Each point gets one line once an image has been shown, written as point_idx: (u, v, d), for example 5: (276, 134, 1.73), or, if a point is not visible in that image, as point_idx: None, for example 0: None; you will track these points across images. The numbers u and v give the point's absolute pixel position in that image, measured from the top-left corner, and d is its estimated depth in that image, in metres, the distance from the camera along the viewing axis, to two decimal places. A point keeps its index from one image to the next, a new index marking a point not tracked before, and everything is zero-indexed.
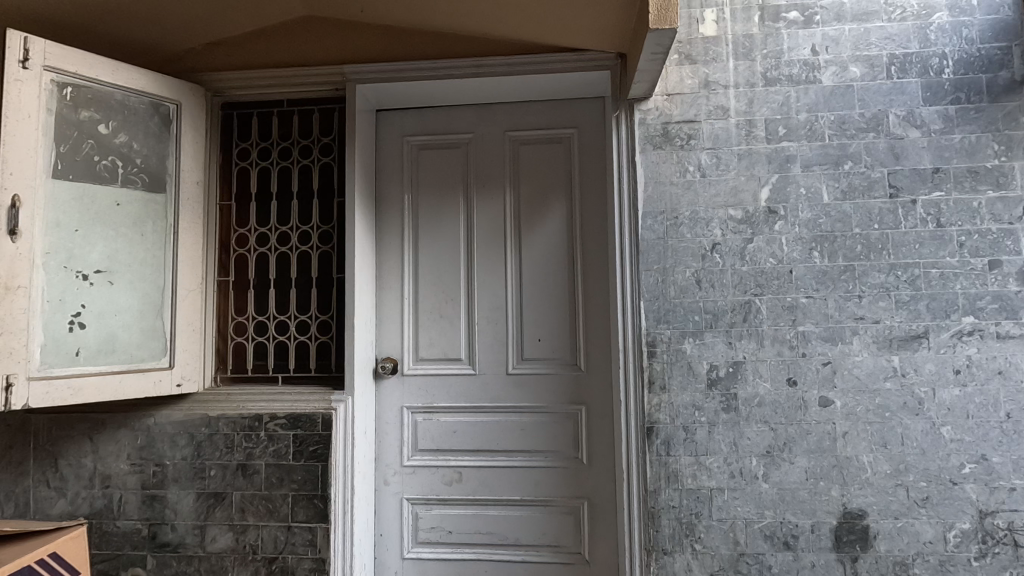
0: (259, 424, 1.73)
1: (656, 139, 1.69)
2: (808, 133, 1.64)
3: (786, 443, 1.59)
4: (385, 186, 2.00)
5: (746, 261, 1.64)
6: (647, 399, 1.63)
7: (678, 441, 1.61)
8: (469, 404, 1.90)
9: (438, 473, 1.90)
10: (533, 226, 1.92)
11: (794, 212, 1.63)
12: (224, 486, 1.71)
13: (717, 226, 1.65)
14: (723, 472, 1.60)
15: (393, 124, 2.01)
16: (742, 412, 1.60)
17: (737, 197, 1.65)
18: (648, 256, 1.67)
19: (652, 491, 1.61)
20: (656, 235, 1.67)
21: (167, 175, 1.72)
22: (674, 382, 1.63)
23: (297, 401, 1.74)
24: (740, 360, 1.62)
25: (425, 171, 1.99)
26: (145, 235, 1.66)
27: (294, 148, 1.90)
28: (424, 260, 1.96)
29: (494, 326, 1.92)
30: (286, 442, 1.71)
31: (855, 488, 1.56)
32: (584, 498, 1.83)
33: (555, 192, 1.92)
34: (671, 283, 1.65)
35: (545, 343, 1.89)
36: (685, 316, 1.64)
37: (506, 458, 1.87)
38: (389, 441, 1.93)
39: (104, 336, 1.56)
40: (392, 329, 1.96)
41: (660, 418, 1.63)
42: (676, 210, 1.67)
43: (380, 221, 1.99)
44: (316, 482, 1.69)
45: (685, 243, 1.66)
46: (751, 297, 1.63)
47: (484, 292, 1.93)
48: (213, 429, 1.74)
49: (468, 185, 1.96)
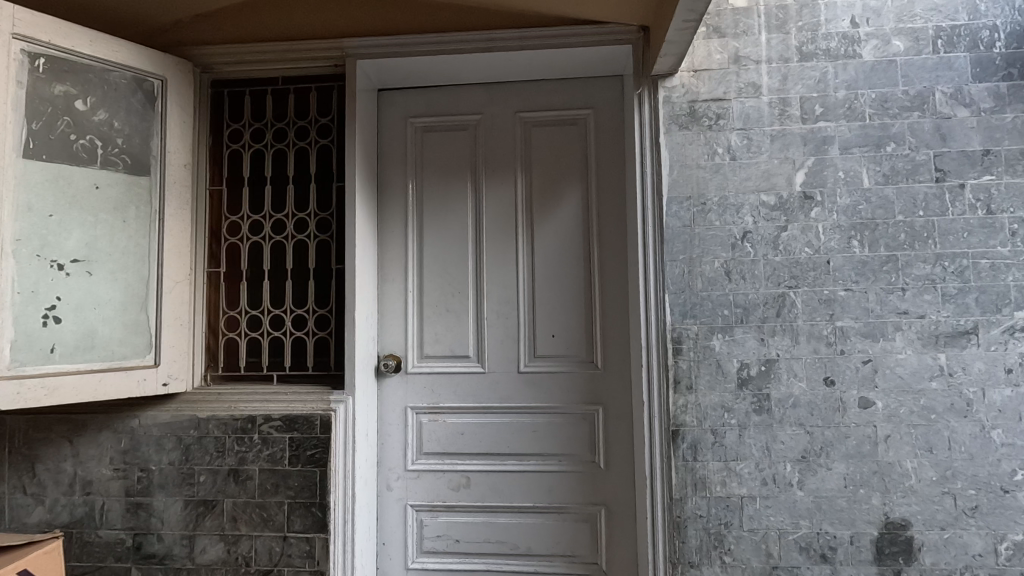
0: (252, 426, 1.60)
1: (682, 118, 1.56)
2: (847, 112, 1.52)
3: (823, 447, 1.47)
4: (388, 171, 1.86)
5: (779, 251, 1.51)
6: (672, 400, 1.51)
7: (705, 445, 1.50)
8: (477, 403, 1.78)
9: (445, 478, 1.77)
10: (546, 213, 1.80)
11: (832, 197, 1.51)
12: (215, 493, 1.58)
13: (748, 212, 1.53)
14: (755, 479, 1.48)
15: (397, 104, 1.88)
16: (775, 414, 1.49)
17: (770, 181, 1.53)
18: (673, 247, 1.54)
19: (677, 499, 1.49)
20: (681, 223, 1.54)
21: (152, 157, 1.58)
22: (702, 382, 1.51)
23: (294, 402, 1.61)
24: (773, 358, 1.50)
25: (430, 156, 1.86)
26: (128, 221, 1.53)
27: (290, 129, 1.76)
28: (430, 252, 1.83)
29: (505, 321, 1.79)
30: (281, 445, 1.59)
31: (899, 495, 1.44)
32: (601, 505, 1.72)
33: (570, 177, 1.80)
34: (697, 274, 1.53)
35: (559, 339, 1.77)
36: (713, 310, 1.52)
37: (517, 462, 1.75)
38: (391, 444, 1.80)
39: (82, 331, 1.43)
40: (396, 324, 1.83)
41: (687, 420, 1.50)
42: (703, 194, 1.54)
43: (382, 209, 1.86)
44: (314, 489, 1.57)
45: (713, 230, 1.53)
46: (785, 290, 1.51)
47: (494, 284, 1.80)
48: (203, 432, 1.61)
49: (476, 171, 1.84)
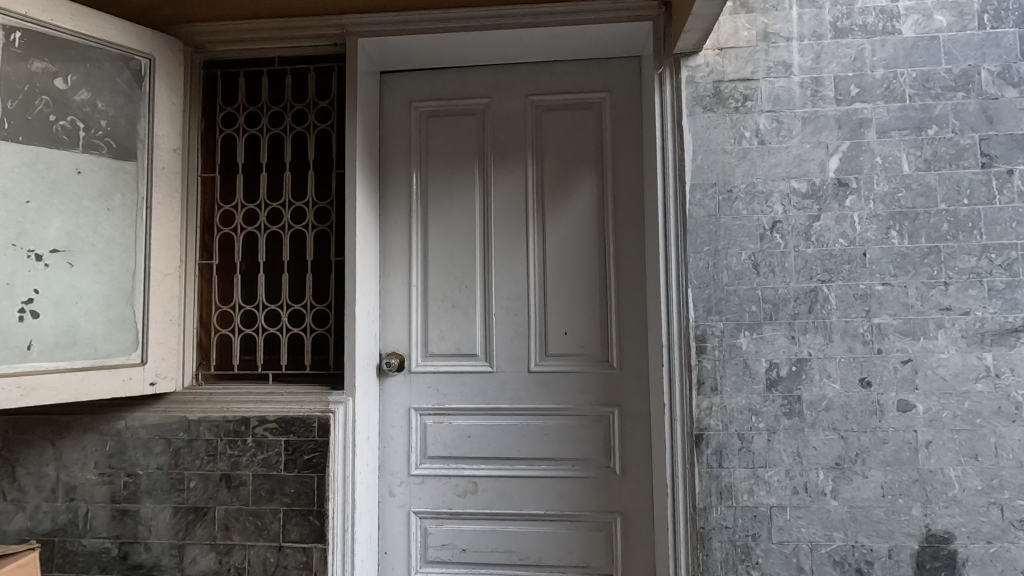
0: (246, 429, 1.50)
1: (707, 100, 1.45)
2: (885, 92, 1.41)
3: (858, 454, 1.36)
4: (390, 159, 1.76)
5: (812, 242, 1.41)
6: (695, 402, 1.41)
7: (731, 451, 1.39)
8: (485, 404, 1.67)
9: (451, 484, 1.67)
10: (559, 202, 1.69)
11: (868, 184, 1.40)
12: (206, 499, 1.49)
13: (778, 200, 1.42)
14: (785, 487, 1.37)
15: (400, 88, 1.77)
16: (807, 418, 1.38)
17: (802, 167, 1.42)
18: (697, 237, 1.44)
19: (701, 509, 1.39)
20: (705, 213, 1.44)
21: (139, 141, 1.48)
22: (727, 384, 1.40)
23: (290, 403, 1.51)
24: (805, 357, 1.39)
25: (435, 142, 1.76)
26: (114, 209, 1.43)
27: (286, 112, 1.65)
28: (435, 244, 1.73)
29: (515, 317, 1.69)
30: (277, 449, 1.48)
31: (941, 506, 1.34)
32: (617, 513, 1.61)
33: (584, 165, 1.69)
34: (723, 267, 1.42)
35: (572, 336, 1.67)
36: (740, 307, 1.41)
37: (528, 467, 1.65)
38: (394, 448, 1.70)
39: (63, 326, 1.33)
40: (399, 320, 1.73)
41: (711, 424, 1.40)
42: (729, 181, 1.43)
43: (384, 198, 1.75)
44: (312, 496, 1.47)
45: (740, 220, 1.43)
46: (817, 284, 1.40)
47: (502, 278, 1.70)
48: (193, 434, 1.50)
49: (484, 158, 1.73)
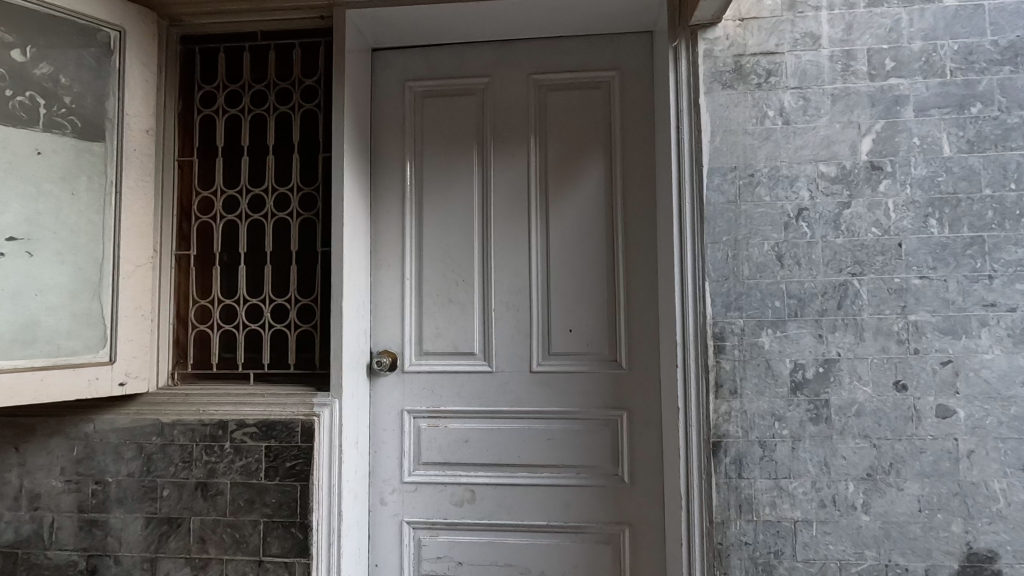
0: (223, 434, 1.38)
1: (727, 76, 1.33)
2: (924, 66, 1.28)
3: (892, 464, 1.24)
4: (383, 143, 1.64)
5: (841, 232, 1.28)
6: (712, 406, 1.29)
7: (752, 460, 1.27)
8: (483, 407, 1.55)
9: (446, 492, 1.56)
10: (563, 189, 1.57)
11: (905, 167, 1.27)
12: (181, 510, 1.37)
13: (805, 185, 1.29)
14: (811, 500, 1.25)
15: (393, 67, 1.65)
16: (835, 424, 1.26)
17: (832, 149, 1.29)
18: (715, 226, 1.31)
19: (719, 523, 1.27)
20: (725, 199, 1.31)
21: (107, 120, 1.35)
22: (748, 387, 1.28)
23: (271, 405, 1.39)
24: (833, 358, 1.27)
25: (431, 125, 1.63)
26: (78, 194, 1.30)
27: (270, 91, 1.53)
28: (430, 235, 1.61)
29: (516, 313, 1.57)
30: (256, 456, 1.37)
31: (984, 522, 1.21)
32: (625, 525, 1.49)
33: (591, 149, 1.57)
34: (744, 259, 1.30)
35: (578, 334, 1.54)
36: (762, 302, 1.29)
37: (529, 475, 1.53)
38: (385, 453, 1.58)
39: (21, 321, 1.20)
40: (391, 316, 1.61)
41: (729, 431, 1.28)
42: (751, 164, 1.31)
43: (376, 184, 1.63)
44: (294, 506, 1.35)
45: (762, 208, 1.30)
46: (848, 278, 1.27)
47: (502, 271, 1.58)
48: (167, 439, 1.39)
49: (483, 142, 1.61)
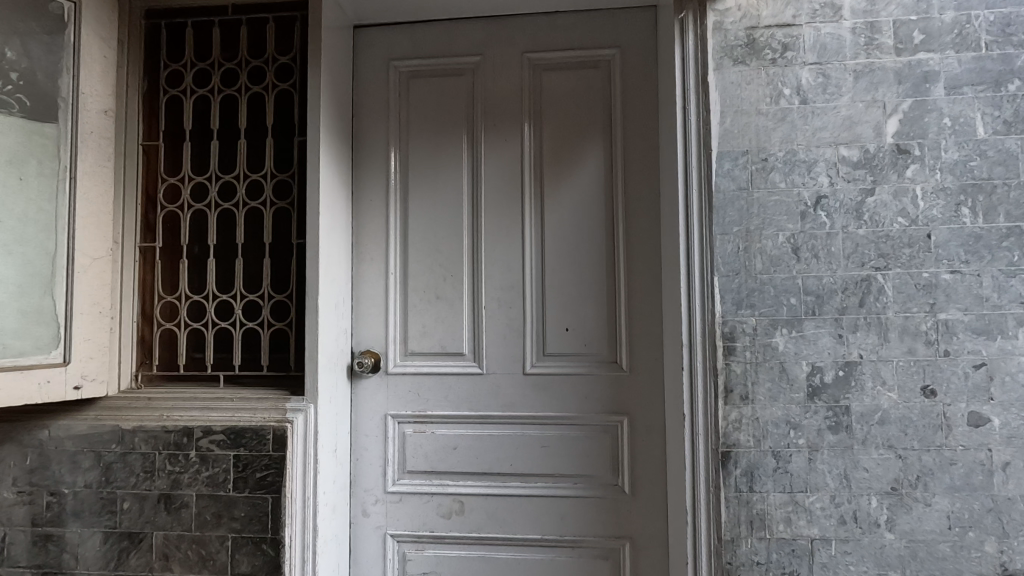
0: (188, 441, 1.27)
1: (739, 50, 1.21)
2: (956, 40, 1.16)
3: (919, 477, 1.13)
4: (365, 127, 1.52)
5: (864, 222, 1.16)
6: (721, 413, 1.18)
7: (765, 472, 1.16)
8: (473, 412, 1.44)
9: (433, 503, 1.45)
10: (560, 177, 1.45)
11: (934, 151, 1.15)
12: (142, 524, 1.27)
13: (824, 171, 1.18)
14: (829, 517, 1.14)
15: (377, 45, 1.53)
16: (856, 433, 1.14)
17: (853, 131, 1.18)
18: (725, 216, 1.19)
19: (728, 541, 1.16)
20: (736, 185, 1.19)
21: (59, 98, 1.21)
22: (761, 392, 1.17)
23: (241, 411, 1.28)
24: (854, 360, 1.15)
25: (418, 108, 1.51)
26: (27, 180, 1.15)
27: (241, 70, 1.41)
28: (416, 227, 1.49)
29: (509, 311, 1.45)
30: (224, 465, 1.26)
31: (1021, 541, 1.10)
32: (625, 539, 1.39)
33: (589, 133, 1.45)
34: (756, 252, 1.18)
35: (575, 333, 1.43)
36: (776, 299, 1.18)
37: (522, 485, 1.42)
38: (367, 461, 1.47)
39: None
40: (374, 314, 1.50)
41: (739, 440, 1.17)
42: (765, 147, 1.19)
43: (358, 172, 1.52)
44: (265, 521, 1.24)
45: (777, 195, 1.18)
46: (871, 272, 1.16)
47: (494, 265, 1.46)
48: (127, 447, 1.28)
49: (473, 126, 1.49)
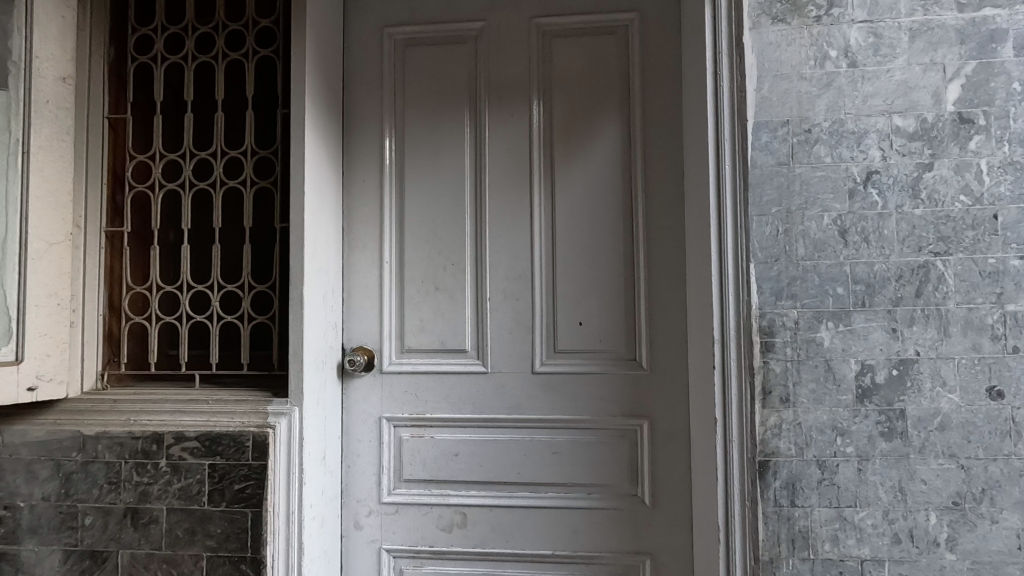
0: (158, 449, 1.13)
1: (778, 7, 1.07)
2: None
3: (985, 491, 0.99)
4: (357, 101, 1.38)
5: (921, 201, 1.03)
6: (759, 418, 1.04)
7: (808, 484, 1.02)
8: (476, 415, 1.30)
9: (433, 515, 1.31)
10: (572, 156, 1.31)
11: (1002, 120, 1.01)
12: (107, 541, 1.13)
13: (875, 143, 1.04)
14: (882, 535, 1.01)
15: (370, 10, 1.39)
16: (913, 441, 1.01)
17: (909, 98, 1.04)
18: (762, 195, 1.06)
19: (768, 562, 1.03)
20: (775, 160, 1.05)
21: (11, 62, 1.08)
22: (804, 394, 1.03)
23: (218, 415, 1.15)
24: (911, 358, 1.02)
25: (415, 80, 1.37)
26: None
27: (218, 34, 1.26)
28: (413, 211, 1.35)
29: (516, 303, 1.32)
30: (198, 476, 1.12)
31: None
32: (646, 555, 1.25)
33: (605, 107, 1.31)
34: (798, 235, 1.05)
35: (590, 328, 1.29)
36: (821, 289, 1.04)
37: (531, 496, 1.29)
38: (360, 469, 1.33)
39: None
40: (367, 307, 1.36)
41: (779, 448, 1.03)
42: (808, 117, 1.05)
43: (349, 151, 1.38)
44: (244, 539, 1.11)
45: (822, 171, 1.04)
46: (929, 258, 1.02)
47: (499, 252, 1.32)
48: (90, 455, 1.14)
49: (476, 99, 1.35)
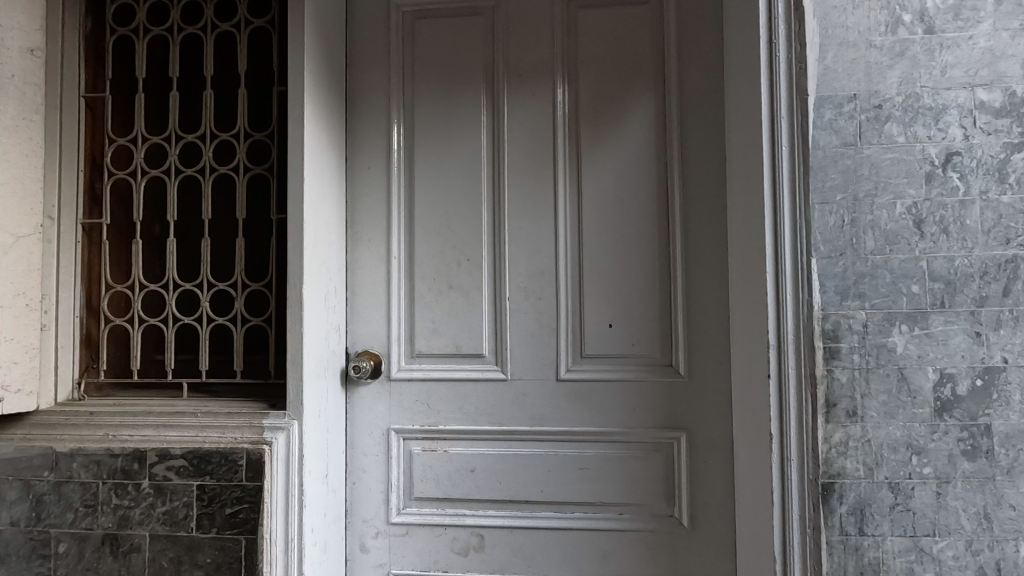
0: (141, 468, 1.01)
1: None
2: None
3: None
4: (361, 79, 1.25)
5: (1009, 186, 0.90)
6: (822, 434, 0.92)
7: (880, 509, 0.90)
8: (495, 427, 1.18)
9: (447, 537, 1.18)
10: (600, 140, 1.18)
11: None
12: (83, 572, 1.00)
13: (956, 121, 0.91)
14: (964, 567, 0.88)
15: None
16: (1000, 460, 0.88)
17: (996, 68, 0.90)
18: (825, 180, 0.93)
19: None
20: (839, 140, 0.92)
21: None
22: (874, 408, 0.91)
23: (207, 430, 1.02)
24: (998, 367, 0.89)
25: (425, 57, 1.24)
26: None
27: (206, 3, 1.13)
28: (424, 202, 1.22)
29: (538, 303, 1.19)
30: (186, 499, 0.99)
31: None
32: None
33: (638, 86, 1.18)
34: (867, 226, 0.92)
35: (621, 331, 1.16)
36: (894, 287, 0.91)
37: (556, 516, 1.16)
38: (366, 486, 1.21)
39: None
40: (374, 307, 1.23)
41: (845, 469, 0.91)
42: (878, 91, 0.92)
43: (352, 135, 1.25)
44: (237, 570, 0.98)
45: (894, 153, 0.91)
46: (1018, 252, 0.89)
47: (520, 246, 1.20)
48: (63, 475, 1.01)
49: (493, 77, 1.22)
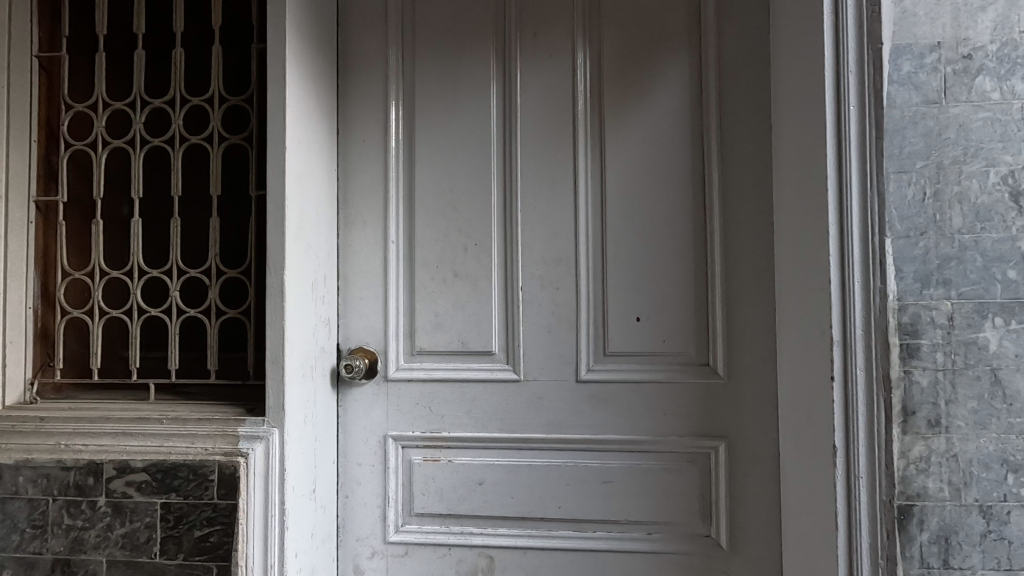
0: (97, 484, 0.87)
1: None
2: None
3: None
4: (356, 41, 1.10)
5: None
6: (899, 448, 0.77)
7: (969, 538, 0.75)
8: (506, 434, 1.04)
9: (452, 558, 1.04)
10: (627, 108, 1.04)
11: None
12: None
13: None
14: None
15: None
16: None
17: None
18: (902, 145, 0.78)
19: None
20: (920, 97, 0.77)
21: None
22: (961, 416, 0.76)
23: (173, 440, 0.88)
24: None
25: (427, 15, 1.09)
26: None
27: None
28: (425, 178, 1.08)
29: (556, 293, 1.04)
30: (148, 520, 0.86)
31: None
32: None
33: (670, 46, 1.03)
34: (954, 200, 0.77)
35: (651, 326, 1.02)
36: (987, 273, 0.76)
37: (575, 535, 1.02)
38: (360, 500, 1.07)
39: None
40: (369, 298, 1.08)
41: (927, 489, 0.76)
42: (967, 39, 0.77)
43: (345, 104, 1.10)
44: None
45: (987, 112, 0.76)
46: None
47: (535, 228, 1.05)
48: (8, 491, 0.88)
49: (505, 38, 1.07)
